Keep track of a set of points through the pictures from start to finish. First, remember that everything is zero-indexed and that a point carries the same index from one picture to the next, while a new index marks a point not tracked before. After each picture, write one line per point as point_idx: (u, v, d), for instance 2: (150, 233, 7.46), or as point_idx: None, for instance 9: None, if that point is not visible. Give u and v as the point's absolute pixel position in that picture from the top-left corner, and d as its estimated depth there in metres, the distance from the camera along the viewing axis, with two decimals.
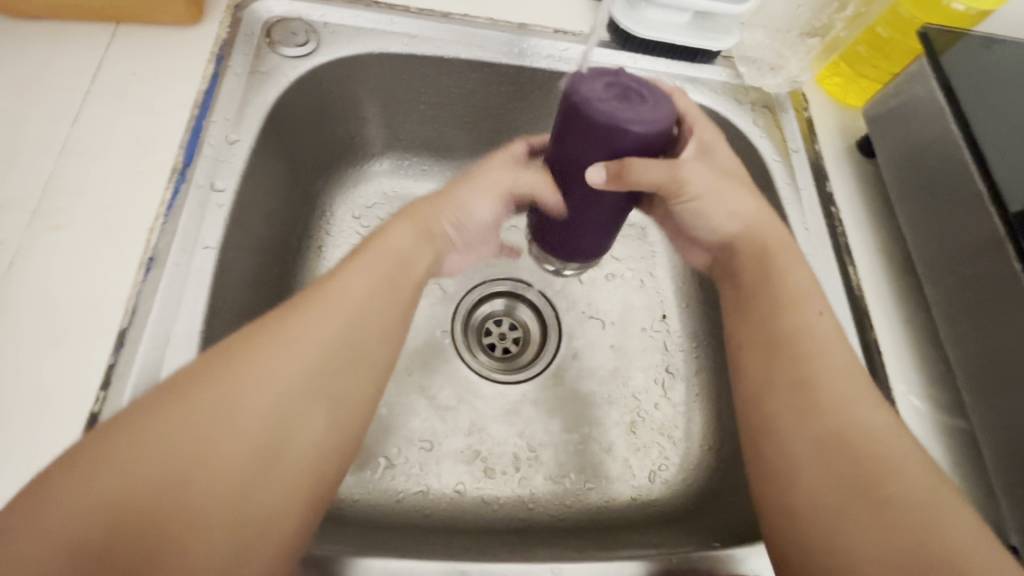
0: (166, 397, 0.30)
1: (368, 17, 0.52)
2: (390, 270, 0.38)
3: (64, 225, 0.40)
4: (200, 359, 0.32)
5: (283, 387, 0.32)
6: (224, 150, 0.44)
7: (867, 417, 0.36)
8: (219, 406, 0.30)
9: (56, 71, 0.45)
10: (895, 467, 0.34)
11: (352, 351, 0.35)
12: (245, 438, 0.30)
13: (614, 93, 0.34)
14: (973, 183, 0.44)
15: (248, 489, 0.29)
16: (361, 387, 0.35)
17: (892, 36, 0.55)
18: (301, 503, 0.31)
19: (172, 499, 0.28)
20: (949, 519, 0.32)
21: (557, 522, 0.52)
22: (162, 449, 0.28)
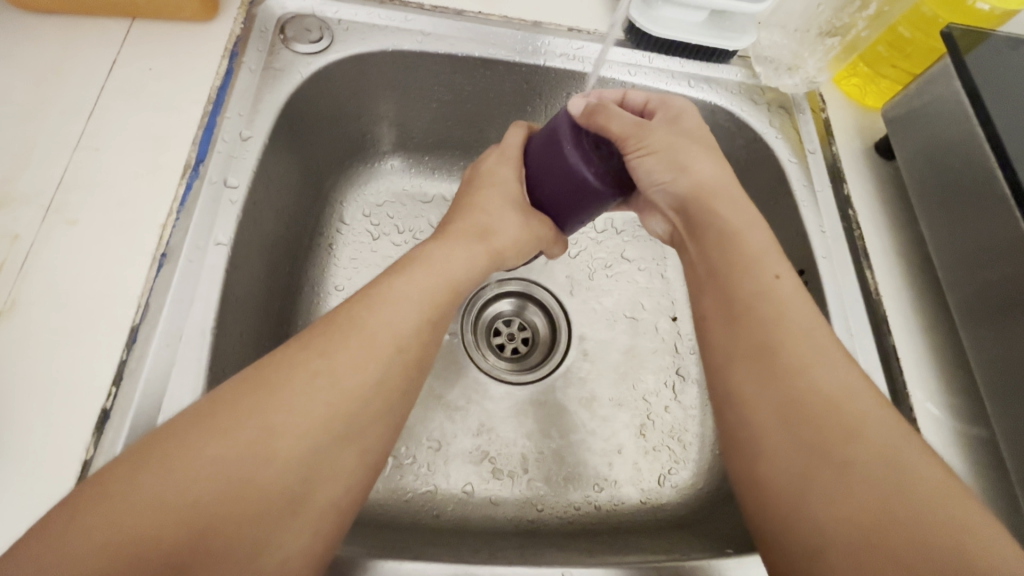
0: (205, 419, 0.29)
1: (382, 14, 0.52)
2: (442, 297, 0.38)
3: (79, 220, 0.40)
4: (242, 378, 0.32)
5: (316, 403, 0.31)
6: (238, 147, 0.44)
7: (825, 376, 0.33)
8: (255, 434, 0.29)
9: (72, 66, 0.45)
10: (864, 424, 0.31)
11: (387, 381, 0.34)
12: (280, 458, 0.29)
13: (586, 144, 0.38)
14: (996, 183, 0.43)
15: (281, 507, 0.29)
16: (390, 416, 0.34)
17: (914, 37, 0.53)
18: (329, 524, 0.31)
19: (205, 521, 0.27)
20: (926, 477, 0.29)
21: (566, 525, 0.52)
22: (198, 475, 0.28)
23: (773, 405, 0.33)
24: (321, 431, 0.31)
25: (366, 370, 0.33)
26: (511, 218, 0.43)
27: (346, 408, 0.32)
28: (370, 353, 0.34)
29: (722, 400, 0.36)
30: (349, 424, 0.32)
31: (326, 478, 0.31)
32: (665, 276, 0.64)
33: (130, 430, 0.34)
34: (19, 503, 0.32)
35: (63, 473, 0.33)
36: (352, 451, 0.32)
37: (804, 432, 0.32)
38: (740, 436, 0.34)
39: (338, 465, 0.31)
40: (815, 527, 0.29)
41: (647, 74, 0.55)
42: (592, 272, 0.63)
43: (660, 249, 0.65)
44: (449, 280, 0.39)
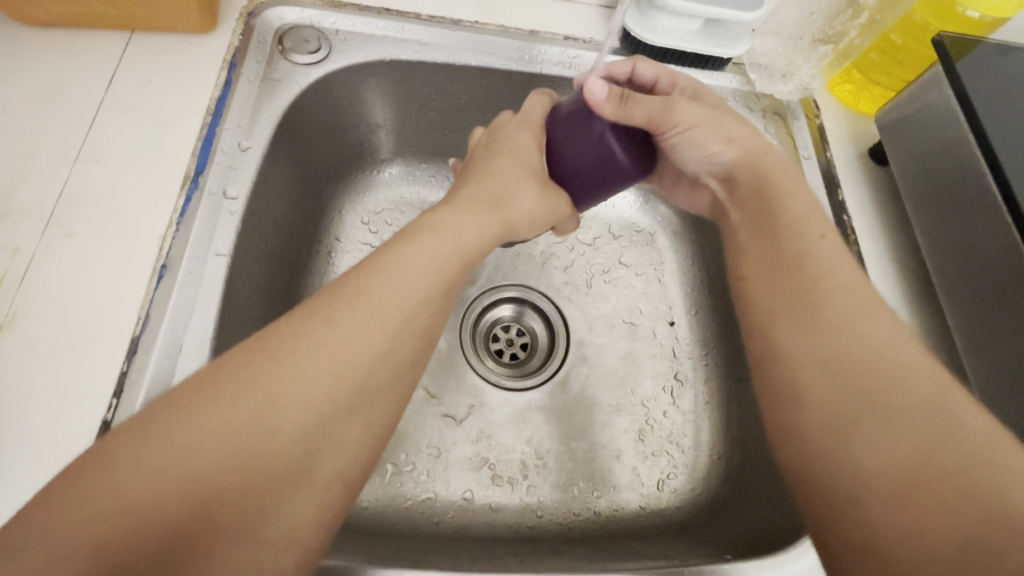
0: (207, 390, 0.29)
1: (380, 25, 0.52)
2: (451, 266, 0.37)
3: (79, 232, 0.40)
4: (244, 348, 0.31)
5: (321, 372, 0.31)
6: (237, 157, 0.45)
7: (861, 338, 0.35)
8: (257, 404, 0.29)
9: (71, 79, 0.45)
10: (907, 382, 0.32)
11: (391, 352, 0.34)
12: (285, 428, 0.30)
13: (619, 118, 0.38)
14: (988, 191, 0.44)
15: (286, 477, 0.30)
16: (398, 385, 0.34)
17: (905, 44, 0.54)
18: (338, 492, 0.32)
19: (213, 485, 0.28)
20: (973, 438, 0.30)
21: (565, 531, 0.52)
22: (202, 445, 0.28)
23: (817, 368, 0.35)
24: (327, 398, 0.31)
25: (382, 338, 0.33)
26: (528, 187, 0.41)
27: (352, 378, 0.32)
28: (376, 324, 0.33)
29: (766, 364, 0.38)
30: (353, 396, 0.32)
31: (330, 448, 0.31)
32: (663, 280, 0.64)
33: None
34: None
35: None
36: (357, 422, 0.32)
37: (843, 391, 0.33)
38: (782, 397, 0.36)
39: (341, 437, 0.32)
40: (858, 483, 0.31)
41: None
42: (591, 279, 0.64)
43: (657, 254, 0.65)
44: (462, 251, 0.38)
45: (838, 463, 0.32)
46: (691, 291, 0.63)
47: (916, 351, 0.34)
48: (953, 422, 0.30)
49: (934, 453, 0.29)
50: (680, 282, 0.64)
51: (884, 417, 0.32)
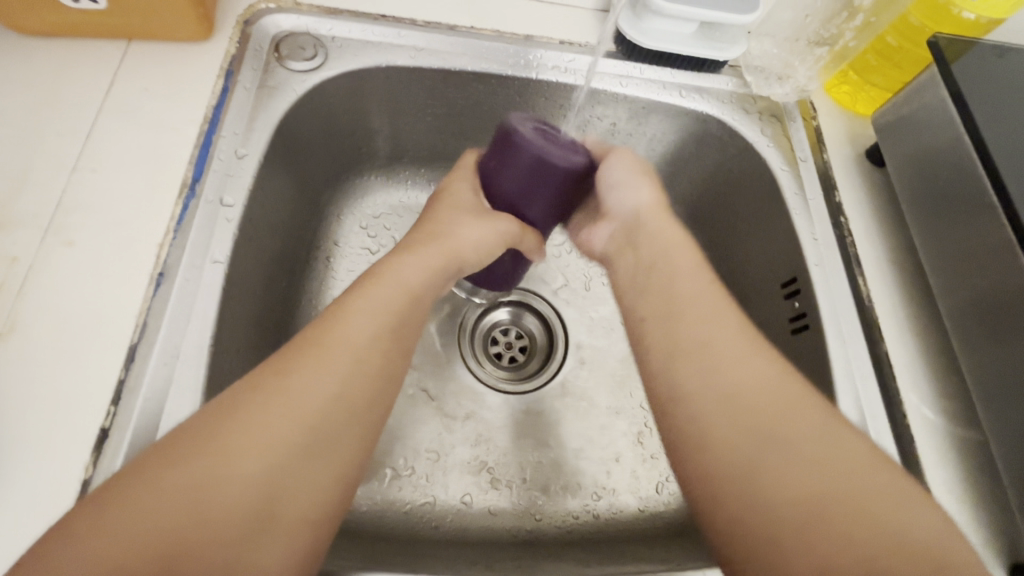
0: (168, 451, 0.30)
1: (376, 31, 0.52)
2: (402, 309, 0.38)
3: (78, 240, 0.40)
4: (205, 411, 0.32)
5: (276, 419, 0.31)
6: (233, 164, 0.45)
7: (743, 375, 0.35)
8: (214, 459, 0.29)
9: (70, 88, 0.46)
10: (793, 411, 0.34)
11: (347, 393, 0.34)
12: (243, 479, 0.29)
13: (540, 132, 0.38)
14: (984, 192, 0.44)
15: (248, 528, 0.29)
16: (357, 427, 0.34)
17: (901, 45, 0.53)
18: (304, 540, 0.31)
19: (174, 545, 0.27)
20: (852, 458, 0.32)
21: (564, 534, 0.52)
22: (162, 506, 0.28)
23: (717, 408, 0.35)
24: (285, 443, 0.31)
25: (336, 380, 0.34)
26: (465, 221, 0.43)
27: (308, 422, 0.32)
28: (330, 367, 0.34)
29: (673, 410, 0.36)
30: (310, 438, 0.32)
31: (290, 493, 0.30)
32: None
33: (128, 450, 0.34)
34: (20, 523, 0.32)
35: (63, 494, 0.33)
36: (318, 464, 0.32)
37: (743, 429, 0.33)
38: (693, 441, 0.34)
39: (302, 482, 0.31)
40: (774, 522, 0.30)
41: (638, 85, 0.55)
42: (588, 283, 0.64)
43: None
44: (411, 295, 0.39)
45: (750, 506, 0.31)
46: None
47: (790, 378, 0.36)
48: (835, 446, 0.33)
49: (828, 479, 0.31)
50: None
51: (781, 451, 0.32)
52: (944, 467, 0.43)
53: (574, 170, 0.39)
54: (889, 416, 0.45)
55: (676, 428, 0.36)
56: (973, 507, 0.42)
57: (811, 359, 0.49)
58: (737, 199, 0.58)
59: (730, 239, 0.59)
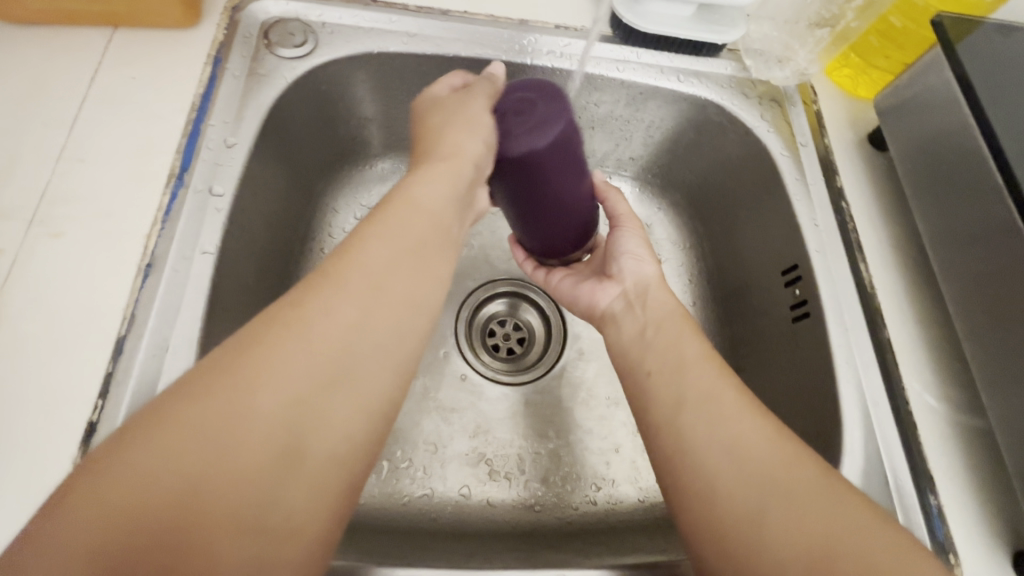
0: (184, 392, 0.28)
1: (367, 16, 0.51)
2: (425, 235, 0.37)
3: (63, 232, 0.40)
4: (219, 352, 0.30)
5: (296, 357, 0.30)
6: (223, 153, 0.44)
7: (738, 428, 0.35)
8: (233, 397, 0.28)
9: (54, 77, 0.45)
10: (794, 467, 0.33)
11: (371, 328, 0.32)
12: (268, 411, 0.28)
13: (513, 119, 0.36)
14: (990, 175, 0.43)
15: (276, 460, 0.28)
16: (385, 362, 0.32)
17: (905, 27, 0.52)
18: (337, 477, 0.29)
19: (201, 476, 0.26)
20: (857, 513, 0.31)
21: (564, 526, 0.51)
22: (180, 447, 0.26)
23: (720, 461, 0.34)
24: (309, 375, 0.29)
25: (358, 311, 0.32)
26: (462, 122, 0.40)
27: (326, 355, 0.30)
28: (351, 302, 0.32)
29: (668, 452, 0.36)
30: (336, 369, 0.30)
31: (319, 425, 0.29)
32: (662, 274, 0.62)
33: None
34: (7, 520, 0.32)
35: (51, 489, 0.33)
36: (346, 395, 0.30)
37: (745, 483, 0.32)
38: (695, 487, 0.34)
39: (328, 420, 0.29)
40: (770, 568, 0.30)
41: (636, 70, 0.54)
42: None
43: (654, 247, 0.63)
44: (433, 225, 0.37)
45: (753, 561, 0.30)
46: (691, 283, 0.62)
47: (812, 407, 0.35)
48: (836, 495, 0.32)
49: (830, 533, 0.30)
50: (679, 275, 0.62)
51: (781, 508, 0.31)
52: (946, 455, 0.43)
53: (569, 135, 0.35)
54: (891, 404, 0.44)
55: (678, 475, 0.35)
56: (975, 495, 0.41)
57: (813, 347, 0.48)
58: (736, 186, 0.57)
59: (728, 226, 0.58)
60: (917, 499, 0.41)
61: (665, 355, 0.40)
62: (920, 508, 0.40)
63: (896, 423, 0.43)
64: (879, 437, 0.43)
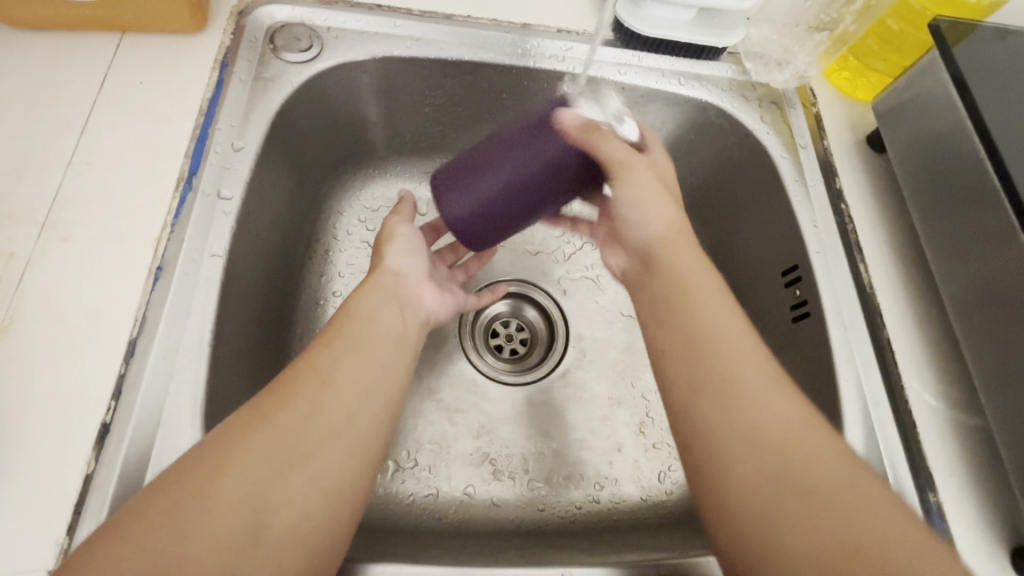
0: (166, 480, 0.30)
1: (371, 21, 0.52)
2: (382, 338, 0.40)
3: (74, 236, 0.40)
4: (204, 440, 0.32)
5: (263, 440, 0.32)
6: (230, 158, 0.44)
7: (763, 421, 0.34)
8: (203, 479, 0.30)
9: (63, 82, 0.45)
10: (815, 458, 0.33)
11: (339, 407, 0.35)
12: (226, 501, 0.30)
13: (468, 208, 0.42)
14: (988, 178, 0.43)
15: (240, 535, 0.29)
16: (353, 433, 0.35)
17: (902, 29, 0.54)
18: (300, 549, 0.31)
19: (173, 554, 0.28)
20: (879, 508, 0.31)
21: (567, 525, 0.52)
22: (155, 530, 0.28)
23: (743, 452, 0.34)
24: (265, 461, 0.32)
25: (313, 401, 0.35)
26: (397, 255, 0.46)
27: (290, 433, 0.33)
28: (321, 386, 0.35)
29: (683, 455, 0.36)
30: (293, 452, 0.32)
31: (283, 498, 0.31)
32: None
33: (130, 445, 0.34)
34: (19, 520, 0.32)
35: (64, 490, 0.33)
36: (307, 473, 0.32)
37: (758, 471, 0.33)
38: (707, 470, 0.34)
39: (289, 492, 0.31)
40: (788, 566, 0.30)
41: (637, 73, 0.55)
42: (588, 273, 0.63)
43: None
44: (386, 332, 0.41)
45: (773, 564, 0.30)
46: None
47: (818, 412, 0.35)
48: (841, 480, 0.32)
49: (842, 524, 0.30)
50: None
51: (805, 503, 0.31)
52: (945, 452, 0.43)
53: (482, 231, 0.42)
54: (890, 401, 0.45)
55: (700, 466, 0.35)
56: (973, 493, 0.42)
57: (812, 347, 0.49)
58: (735, 188, 0.58)
59: (729, 228, 0.59)
60: (917, 496, 0.41)
61: (675, 335, 0.40)
62: (919, 504, 0.41)
63: (895, 422, 0.44)
64: (879, 434, 0.43)
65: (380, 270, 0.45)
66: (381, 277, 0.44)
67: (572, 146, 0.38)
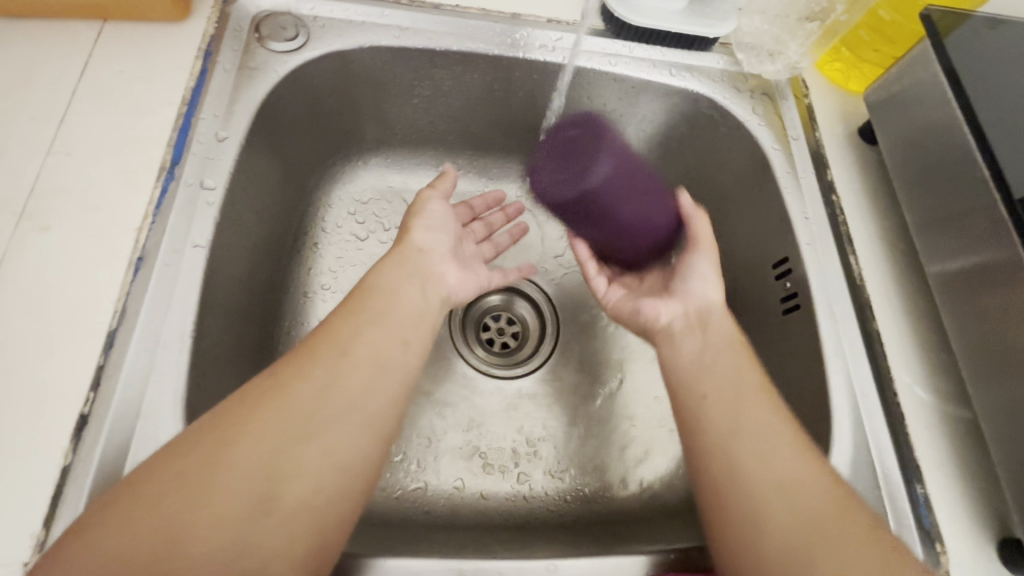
0: (178, 450, 0.31)
1: (358, 10, 0.51)
2: (397, 316, 0.39)
3: (54, 226, 0.40)
4: (217, 410, 0.33)
5: (277, 412, 0.33)
6: (214, 148, 0.44)
7: (789, 467, 0.35)
8: (214, 449, 0.31)
9: (42, 70, 0.44)
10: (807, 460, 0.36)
11: (354, 382, 0.35)
12: (238, 470, 0.30)
13: (562, 159, 0.47)
14: (977, 169, 0.43)
15: (252, 504, 0.30)
16: (367, 409, 0.35)
17: (893, 19, 0.54)
18: (311, 520, 0.31)
19: (186, 520, 0.28)
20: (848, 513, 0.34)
21: (557, 518, 0.51)
22: (166, 497, 0.29)
23: (780, 505, 0.34)
24: (278, 435, 0.32)
25: (330, 372, 0.35)
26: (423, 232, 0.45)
27: (303, 407, 0.33)
28: (338, 362, 0.35)
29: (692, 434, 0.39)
30: (308, 423, 0.33)
31: (294, 471, 0.31)
32: None
33: (109, 437, 0.34)
34: None
35: (42, 484, 0.33)
36: (320, 447, 0.32)
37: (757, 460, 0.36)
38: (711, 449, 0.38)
39: (301, 464, 0.31)
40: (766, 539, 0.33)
41: (628, 64, 0.54)
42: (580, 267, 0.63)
43: None
44: (402, 309, 0.40)
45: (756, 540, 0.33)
46: None
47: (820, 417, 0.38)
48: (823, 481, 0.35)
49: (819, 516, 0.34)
50: None
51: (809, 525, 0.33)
52: (934, 444, 0.43)
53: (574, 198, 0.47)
54: (879, 395, 0.44)
55: (725, 494, 0.36)
56: (962, 486, 0.42)
57: (802, 339, 0.48)
58: (727, 181, 0.57)
59: (720, 221, 0.59)
60: (904, 488, 0.41)
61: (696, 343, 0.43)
62: (907, 496, 0.41)
63: (884, 414, 0.44)
64: (867, 427, 0.43)
65: (405, 245, 0.44)
66: (406, 252, 0.44)
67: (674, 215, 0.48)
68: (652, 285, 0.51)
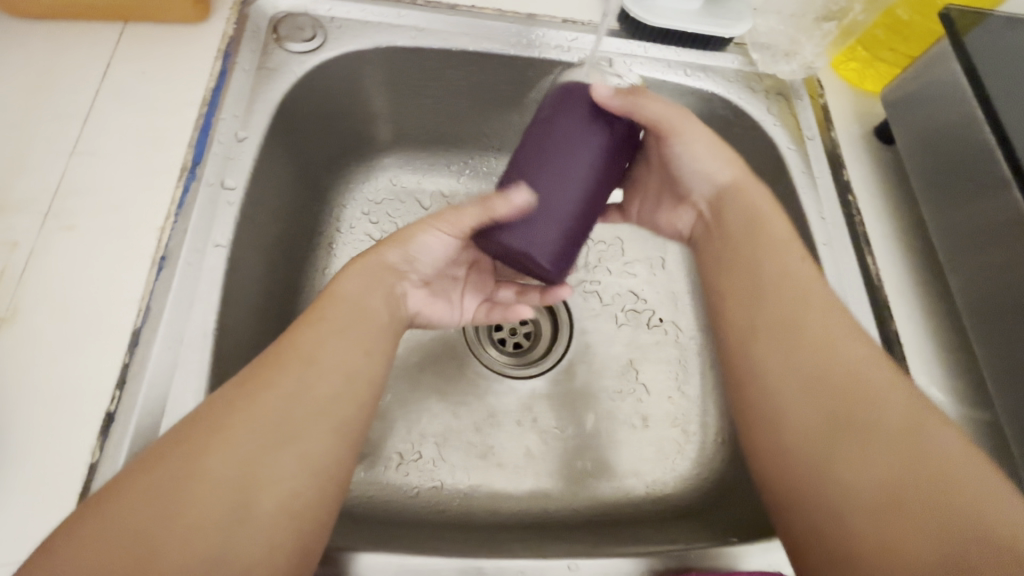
0: (156, 456, 0.30)
1: (375, 10, 0.51)
2: (365, 322, 0.38)
3: (77, 225, 0.40)
4: (194, 413, 0.32)
5: (252, 416, 0.32)
6: (233, 148, 0.44)
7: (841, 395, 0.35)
8: (188, 457, 0.30)
9: (64, 71, 0.45)
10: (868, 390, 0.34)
11: (325, 387, 0.34)
12: (215, 476, 0.30)
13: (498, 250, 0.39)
14: (998, 167, 0.43)
15: (228, 510, 0.29)
16: (341, 412, 0.34)
17: (912, 19, 0.54)
18: (292, 522, 0.31)
19: (160, 528, 0.28)
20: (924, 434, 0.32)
21: (571, 518, 0.51)
22: (140, 505, 0.28)
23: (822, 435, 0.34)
24: (254, 439, 0.31)
25: (301, 376, 0.34)
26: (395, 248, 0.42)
27: (277, 411, 0.32)
28: (309, 367, 0.35)
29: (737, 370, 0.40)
30: (282, 428, 0.32)
31: (271, 475, 0.31)
32: (665, 266, 0.64)
33: (133, 435, 0.34)
34: (23, 510, 0.32)
35: (69, 480, 0.33)
36: (295, 451, 0.32)
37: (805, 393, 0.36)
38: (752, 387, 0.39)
39: (276, 469, 0.31)
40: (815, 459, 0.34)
41: (643, 64, 0.54)
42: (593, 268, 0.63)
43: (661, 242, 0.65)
44: (375, 313, 0.39)
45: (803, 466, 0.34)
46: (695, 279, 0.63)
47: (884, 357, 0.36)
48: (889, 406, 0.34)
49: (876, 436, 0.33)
50: (684, 269, 0.64)
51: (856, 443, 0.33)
52: None
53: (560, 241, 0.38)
54: None
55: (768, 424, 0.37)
56: None
57: None
58: None
59: None
60: None
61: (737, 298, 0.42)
62: None
63: None
64: None
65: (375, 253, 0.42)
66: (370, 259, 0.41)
67: (611, 118, 0.39)
68: (655, 180, 0.49)
